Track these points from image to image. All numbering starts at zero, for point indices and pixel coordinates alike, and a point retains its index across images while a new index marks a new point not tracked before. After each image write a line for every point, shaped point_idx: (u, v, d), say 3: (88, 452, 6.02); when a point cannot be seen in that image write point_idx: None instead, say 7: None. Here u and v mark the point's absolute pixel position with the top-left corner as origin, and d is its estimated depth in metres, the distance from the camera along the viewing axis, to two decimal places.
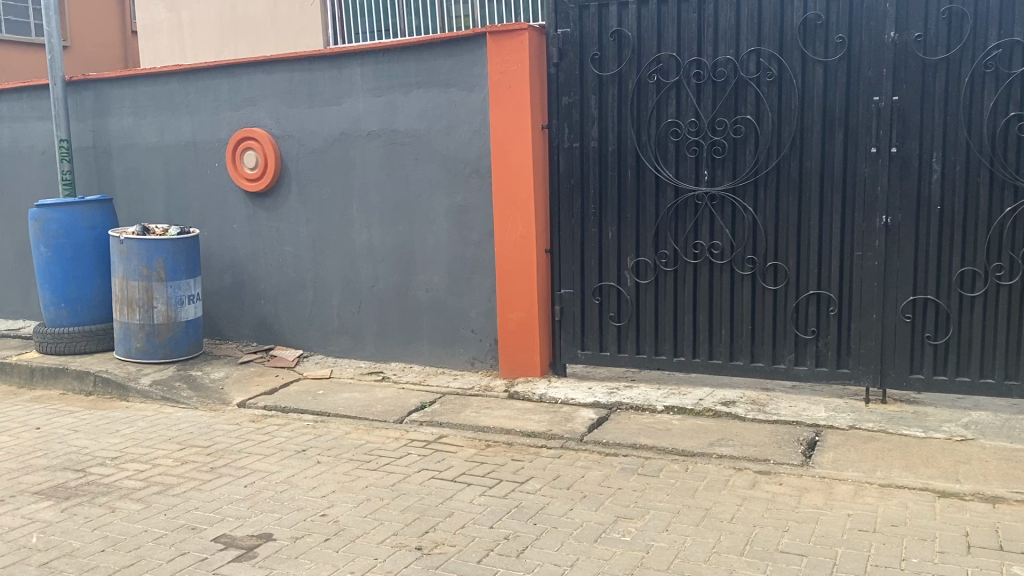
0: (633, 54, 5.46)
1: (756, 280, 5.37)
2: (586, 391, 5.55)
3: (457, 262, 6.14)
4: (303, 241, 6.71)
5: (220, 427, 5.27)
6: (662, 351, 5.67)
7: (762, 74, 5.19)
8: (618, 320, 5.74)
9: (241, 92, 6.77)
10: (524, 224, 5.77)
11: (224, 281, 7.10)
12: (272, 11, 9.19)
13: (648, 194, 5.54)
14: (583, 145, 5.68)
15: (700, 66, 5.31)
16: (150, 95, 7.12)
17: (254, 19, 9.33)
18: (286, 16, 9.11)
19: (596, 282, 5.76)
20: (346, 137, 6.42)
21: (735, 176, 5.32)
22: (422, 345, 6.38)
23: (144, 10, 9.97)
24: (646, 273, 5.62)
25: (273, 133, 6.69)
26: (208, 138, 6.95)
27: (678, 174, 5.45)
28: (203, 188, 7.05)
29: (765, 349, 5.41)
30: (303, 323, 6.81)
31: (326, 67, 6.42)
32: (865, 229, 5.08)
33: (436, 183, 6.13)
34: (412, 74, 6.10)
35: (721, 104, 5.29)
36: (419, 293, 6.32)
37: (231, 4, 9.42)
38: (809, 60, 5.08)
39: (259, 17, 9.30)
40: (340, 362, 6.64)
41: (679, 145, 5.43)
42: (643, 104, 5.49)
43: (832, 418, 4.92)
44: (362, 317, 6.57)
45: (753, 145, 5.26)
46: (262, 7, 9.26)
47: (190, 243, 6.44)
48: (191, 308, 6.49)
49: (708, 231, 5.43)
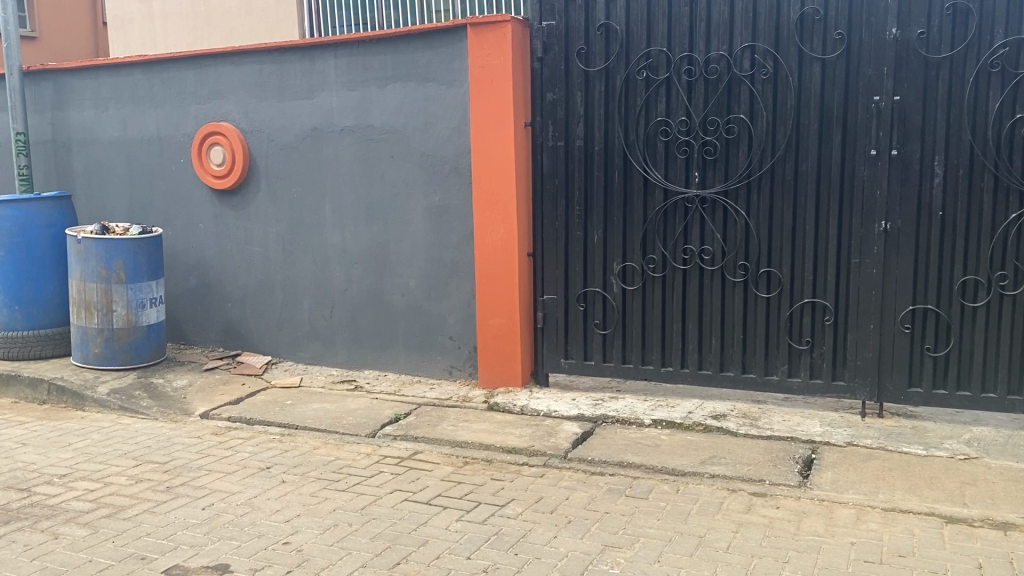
0: (621, 49, 5.19)
1: (749, 287, 5.12)
2: (570, 402, 5.27)
3: (435, 265, 5.85)
4: (272, 242, 6.39)
5: (181, 441, 4.95)
6: (649, 361, 5.41)
7: (756, 71, 4.93)
8: (603, 328, 5.47)
9: (208, 84, 6.43)
10: (505, 226, 5.49)
11: (189, 283, 6.75)
12: (247, 4, 8.93)
13: (636, 196, 5.27)
14: (568, 144, 5.41)
15: (692, 62, 5.05)
16: (112, 87, 6.76)
17: (226, 10, 9.10)
18: (261, 9, 8.86)
19: (581, 288, 5.49)
20: (319, 132, 6.11)
21: (727, 179, 5.06)
22: (397, 352, 6.07)
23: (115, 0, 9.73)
24: (633, 279, 5.36)
25: (241, 128, 6.37)
26: (173, 133, 6.60)
27: (668, 176, 5.19)
28: (167, 185, 6.70)
29: (756, 360, 5.16)
30: (272, 328, 6.49)
31: (298, 59, 6.10)
32: (863, 235, 4.84)
33: (413, 183, 5.83)
34: (389, 67, 5.79)
35: (714, 102, 5.03)
36: (395, 297, 6.02)
37: None
38: (806, 57, 4.83)
39: (233, 10, 9.05)
40: (311, 369, 6.32)
41: (669, 146, 5.16)
42: (631, 102, 5.22)
43: (828, 434, 4.69)
44: (334, 322, 6.26)
45: (746, 146, 5.00)
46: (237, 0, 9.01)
47: (152, 243, 6.10)
48: (153, 312, 6.15)
49: (698, 236, 5.17)
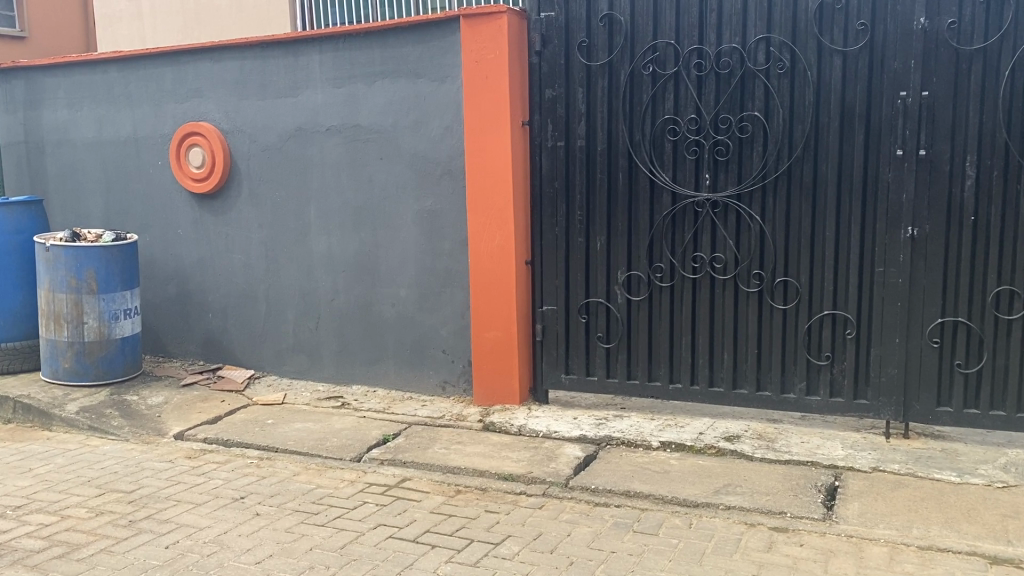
0: (625, 42, 4.83)
1: (764, 298, 4.76)
2: (571, 422, 4.90)
3: (427, 274, 5.48)
4: (255, 249, 6.03)
5: (150, 466, 4.57)
6: (656, 377, 5.04)
7: (772, 65, 4.57)
8: (606, 341, 5.10)
9: (187, 82, 6.07)
10: (502, 232, 5.13)
11: (168, 292, 6.39)
12: (238, 3, 8.77)
13: (641, 200, 4.90)
14: (568, 145, 5.04)
15: (702, 56, 4.69)
16: (87, 85, 6.40)
17: (216, 9, 8.92)
18: (253, 7, 8.70)
19: (582, 298, 5.12)
20: (303, 132, 5.74)
21: (740, 182, 4.70)
22: (387, 366, 5.70)
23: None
24: (638, 289, 5.00)
25: (222, 129, 6.00)
26: (151, 134, 6.24)
27: (676, 178, 4.82)
28: (144, 189, 6.33)
29: (772, 377, 4.80)
30: (255, 340, 6.12)
31: (281, 54, 5.74)
32: (888, 242, 4.47)
33: (403, 186, 5.47)
34: (377, 63, 5.43)
35: (726, 99, 4.67)
36: (384, 308, 5.65)
37: None
38: (826, 49, 4.47)
39: (223, 8, 8.88)
40: (296, 384, 5.95)
41: (678, 146, 4.80)
42: (636, 99, 4.86)
43: (852, 458, 4.32)
44: (320, 334, 5.89)
45: (760, 146, 4.64)
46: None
47: (126, 250, 5.73)
48: (128, 324, 5.78)
49: (709, 242, 4.81)
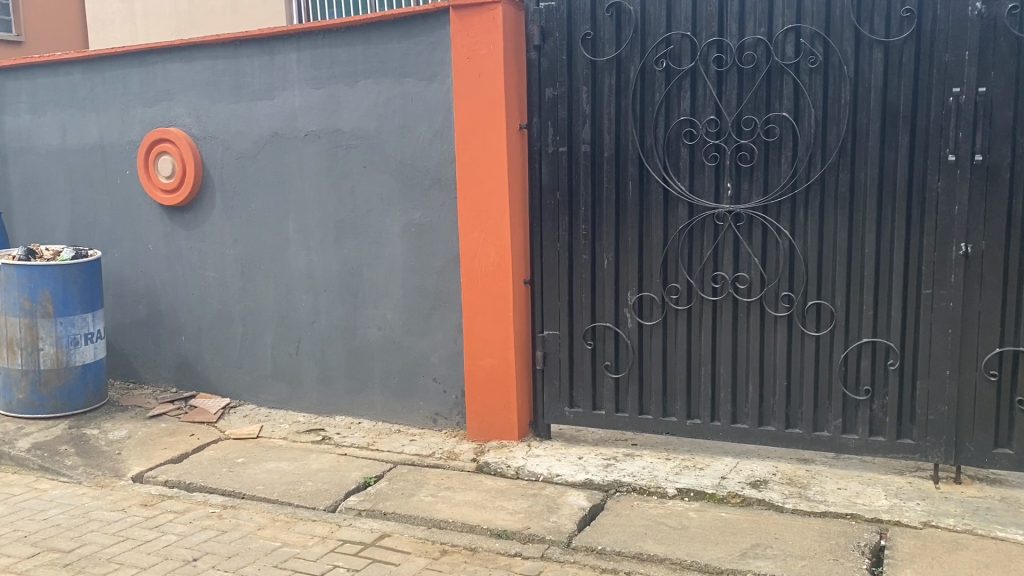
0: (635, 36, 4.28)
1: (794, 323, 4.20)
2: (576, 462, 4.35)
3: (415, 294, 4.94)
4: (229, 266, 5.51)
5: (99, 516, 4.04)
6: (671, 412, 4.48)
7: (803, 59, 4.01)
8: (615, 371, 4.54)
9: (155, 83, 5.55)
10: (497, 249, 4.58)
11: (138, 313, 5.87)
12: (233, 2, 8.35)
13: (654, 211, 4.35)
14: (570, 150, 4.48)
15: (722, 49, 4.14)
16: (50, 88, 5.90)
17: (209, 11, 8.52)
18: (248, 7, 8.26)
19: (588, 323, 4.57)
20: (279, 139, 5.22)
21: (766, 192, 4.15)
22: (373, 395, 5.16)
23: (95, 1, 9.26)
24: (651, 312, 4.44)
25: (193, 135, 5.49)
26: (118, 140, 5.73)
27: (693, 187, 4.26)
28: (112, 200, 5.82)
29: (803, 414, 4.24)
30: (231, 365, 5.60)
31: (256, 52, 5.21)
32: (937, 260, 3.90)
33: (389, 197, 4.93)
34: (359, 61, 4.90)
35: (750, 98, 4.11)
36: (370, 331, 5.12)
37: None
38: (865, 41, 3.91)
39: (218, 9, 8.45)
40: (274, 414, 5.41)
41: (695, 151, 4.25)
42: (648, 99, 4.30)
43: (898, 510, 3.74)
44: (301, 359, 5.36)
45: (790, 151, 4.08)
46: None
47: (86, 269, 5.21)
48: (90, 349, 5.27)
49: (731, 260, 4.25)
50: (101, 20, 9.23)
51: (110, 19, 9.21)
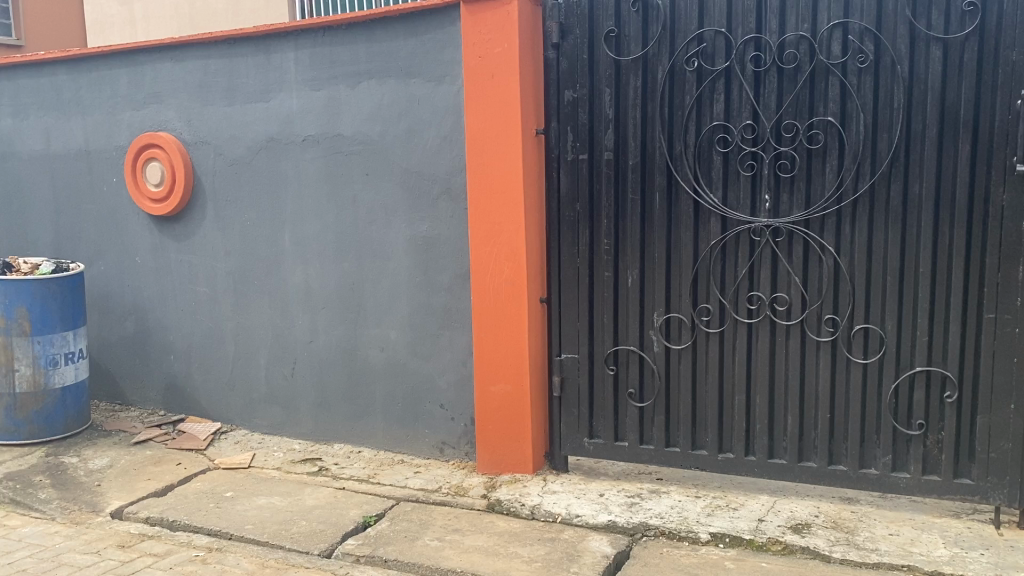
0: (664, 33, 3.90)
1: (839, 350, 3.81)
2: (596, 501, 3.95)
3: (421, 313, 4.56)
4: (222, 281, 5.13)
5: (70, 560, 3.65)
6: (701, 445, 4.09)
7: (850, 59, 3.63)
8: (639, 399, 4.15)
9: (144, 85, 5.19)
10: (510, 265, 4.19)
11: (125, 330, 5.50)
12: (235, 5, 8.01)
13: (683, 225, 3.96)
14: (591, 158, 4.09)
15: (761, 48, 3.75)
16: (33, 90, 5.54)
17: (210, 13, 8.18)
18: (250, 9, 7.91)
19: (610, 346, 4.17)
20: (276, 144, 4.84)
21: (808, 205, 3.76)
22: (374, 422, 4.77)
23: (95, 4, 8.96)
24: (679, 335, 4.04)
25: (184, 140, 5.12)
26: (104, 145, 5.36)
27: (726, 199, 3.88)
28: (97, 210, 5.45)
29: (848, 449, 3.85)
30: (222, 387, 5.22)
31: (251, 52, 4.85)
32: (1001, 282, 3.51)
33: (393, 207, 4.55)
34: (362, 60, 4.53)
35: (791, 101, 3.73)
36: (371, 352, 4.73)
37: None
38: (921, 38, 3.52)
39: (220, 12, 8.11)
40: (268, 441, 5.03)
41: (729, 159, 3.86)
42: (678, 102, 3.92)
43: (961, 561, 3.34)
44: (297, 382, 4.98)
45: (835, 159, 3.70)
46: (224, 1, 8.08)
47: (67, 284, 4.84)
48: (70, 371, 4.91)
49: (769, 279, 3.86)
50: (102, 24, 8.92)
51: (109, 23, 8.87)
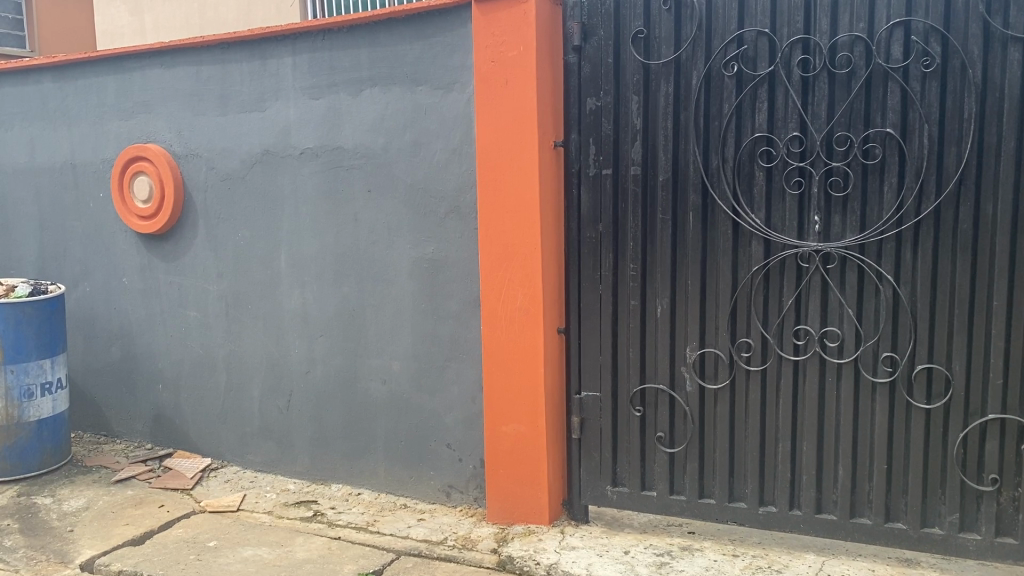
0: (699, 34, 3.48)
1: (898, 392, 3.35)
2: (622, 559, 3.50)
3: (426, 343, 4.13)
4: (213, 305, 4.74)
5: None
6: (739, 497, 3.64)
7: (913, 62, 3.20)
8: (669, 444, 3.70)
9: (132, 94, 4.82)
10: (525, 292, 3.76)
11: (111, 357, 5.11)
12: (246, 15, 7.69)
13: (720, 250, 3.52)
14: (616, 173, 3.66)
15: (810, 51, 3.32)
16: (18, 98, 5.19)
17: (221, 24, 7.86)
18: (261, 20, 7.59)
19: (636, 384, 3.72)
20: (272, 157, 4.45)
21: (862, 228, 3.32)
22: (375, 462, 4.35)
23: (105, 14, 8.67)
24: (715, 373, 3.60)
25: (174, 152, 4.75)
26: (91, 158, 5.00)
27: (770, 220, 3.45)
28: (83, 227, 5.08)
29: (909, 505, 3.39)
30: (213, 420, 4.82)
31: (246, 57, 4.47)
32: None
33: (396, 227, 4.14)
34: (364, 66, 4.13)
35: (844, 111, 3.29)
36: (373, 385, 4.31)
37: (199, 6, 8.00)
38: (997, 40, 3.09)
39: (231, 22, 7.78)
40: (261, 480, 4.62)
41: (773, 176, 3.43)
42: (715, 111, 3.49)
43: None
44: (293, 416, 4.57)
45: (895, 177, 3.26)
46: (235, 10, 7.76)
47: (45, 308, 4.48)
48: (47, 402, 4.53)
49: (818, 311, 3.42)
50: (111, 35, 8.63)
51: (119, 32, 8.55)
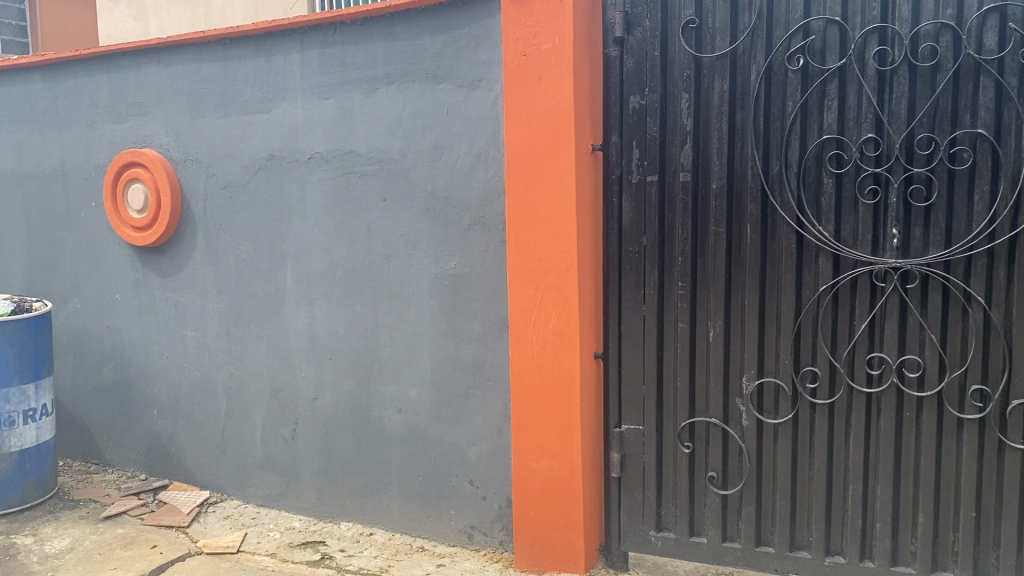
0: (758, 23, 3.08)
1: (990, 430, 2.94)
2: None
3: (446, 368, 3.73)
4: (213, 324, 4.35)
5: None
6: (801, 545, 3.22)
7: (1010, 54, 2.80)
8: (722, 485, 3.29)
9: (127, 95, 4.45)
10: (560, 313, 3.35)
11: (103, 379, 4.72)
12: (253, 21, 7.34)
13: (782, 267, 3.11)
14: (663, 180, 3.25)
15: (888, 41, 2.93)
16: (6, 100, 4.82)
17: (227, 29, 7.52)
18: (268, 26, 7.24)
19: (684, 418, 3.31)
20: (277, 163, 4.07)
21: (948, 243, 2.91)
22: (389, 500, 3.94)
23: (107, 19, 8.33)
24: (775, 406, 3.19)
25: (171, 158, 4.37)
26: (82, 165, 4.62)
27: (839, 234, 3.04)
28: (74, 239, 4.70)
29: (1001, 559, 2.97)
30: (212, 450, 4.42)
31: (250, 53, 4.09)
32: None
33: (414, 240, 3.75)
34: (379, 62, 3.75)
35: (928, 109, 2.89)
36: (387, 415, 3.91)
37: (205, 12, 7.66)
38: None
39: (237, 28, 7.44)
40: (263, 517, 4.21)
41: (843, 183, 3.02)
42: (777, 110, 3.09)
43: None
44: (299, 447, 4.17)
45: (987, 184, 2.86)
46: (241, 15, 7.42)
47: (29, 327, 4.10)
48: (30, 431, 4.14)
49: (896, 337, 3.01)
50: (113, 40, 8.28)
51: (121, 35, 8.20)
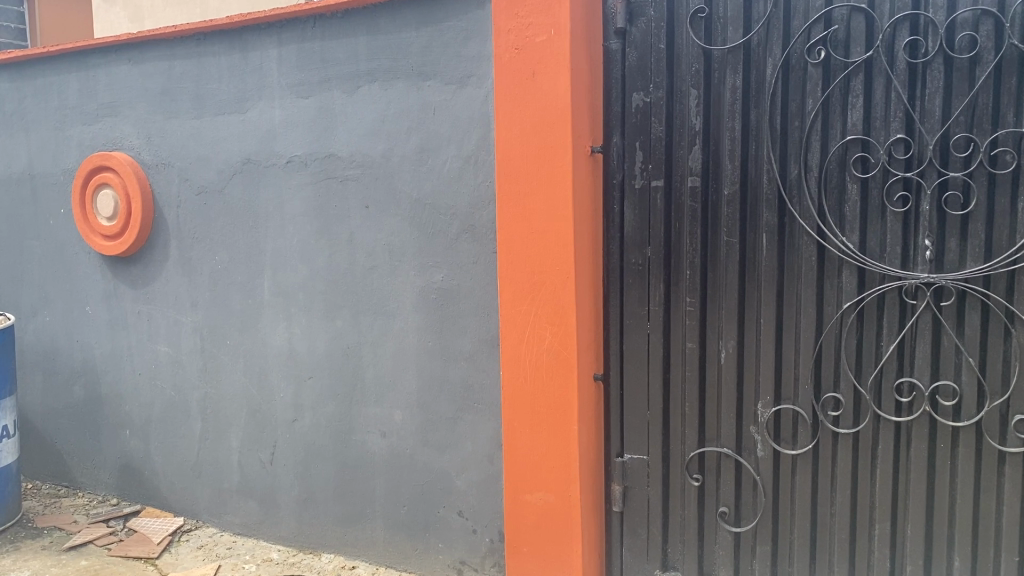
0: (775, 12, 2.77)
1: None
2: None
3: (434, 390, 3.43)
4: (187, 339, 4.06)
5: None
6: None
7: None
8: (734, 521, 2.97)
9: (97, 94, 4.17)
10: (556, 331, 3.05)
11: (74, 397, 4.44)
12: None
13: (801, 281, 2.81)
14: (669, 186, 2.93)
15: (920, 30, 2.63)
16: None
17: None
18: None
19: (693, 447, 3.00)
20: (254, 167, 3.79)
21: (988, 256, 2.62)
22: (373, 531, 3.64)
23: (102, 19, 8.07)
24: (793, 436, 2.88)
25: (143, 161, 4.08)
26: (51, 169, 4.35)
27: (865, 245, 2.74)
28: (43, 248, 4.43)
29: None
30: (187, 474, 4.14)
31: (225, 49, 3.81)
32: None
33: (399, 251, 3.45)
34: (361, 58, 3.45)
35: (966, 107, 2.60)
36: (371, 439, 3.61)
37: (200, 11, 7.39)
38: None
39: None
40: (239, 547, 3.92)
41: (870, 188, 2.72)
42: (795, 108, 2.78)
43: None
44: (277, 471, 3.87)
45: None
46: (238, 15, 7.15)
47: None
48: None
49: (929, 359, 2.70)
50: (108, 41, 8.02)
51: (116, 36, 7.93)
